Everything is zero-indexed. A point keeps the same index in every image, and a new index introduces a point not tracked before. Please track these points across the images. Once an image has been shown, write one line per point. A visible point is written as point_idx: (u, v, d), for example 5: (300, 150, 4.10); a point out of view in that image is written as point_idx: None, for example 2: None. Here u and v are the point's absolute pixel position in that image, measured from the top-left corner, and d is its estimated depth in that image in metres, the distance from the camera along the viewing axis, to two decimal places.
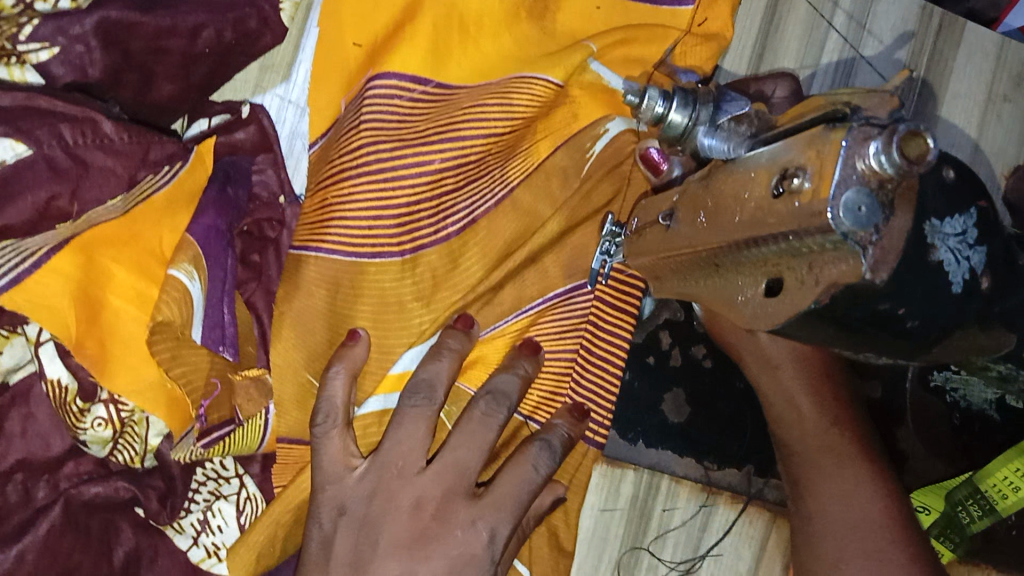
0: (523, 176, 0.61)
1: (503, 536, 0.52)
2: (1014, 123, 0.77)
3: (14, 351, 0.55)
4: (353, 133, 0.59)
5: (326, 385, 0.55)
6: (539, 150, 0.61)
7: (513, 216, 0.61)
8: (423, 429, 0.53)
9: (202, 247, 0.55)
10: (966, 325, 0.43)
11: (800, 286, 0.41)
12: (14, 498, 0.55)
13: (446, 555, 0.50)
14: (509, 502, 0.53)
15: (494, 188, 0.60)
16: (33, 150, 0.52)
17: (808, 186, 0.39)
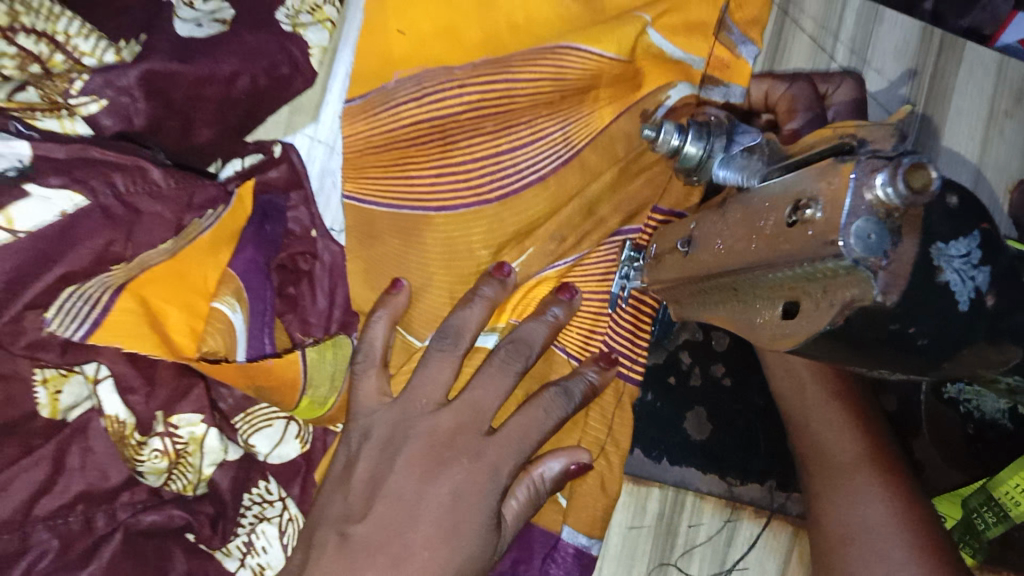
0: (585, 140, 0.67)
1: (509, 467, 0.56)
2: (1015, 138, 0.83)
3: (73, 390, 0.56)
4: (411, 101, 0.64)
5: (370, 327, 0.62)
6: (603, 116, 0.67)
7: (579, 172, 0.67)
8: (449, 370, 0.60)
9: (242, 280, 0.60)
10: (977, 340, 0.45)
11: (817, 303, 0.44)
12: (75, 527, 0.56)
13: (455, 476, 0.55)
14: (517, 442, 0.58)
15: (556, 148, 0.66)
16: (90, 201, 0.53)
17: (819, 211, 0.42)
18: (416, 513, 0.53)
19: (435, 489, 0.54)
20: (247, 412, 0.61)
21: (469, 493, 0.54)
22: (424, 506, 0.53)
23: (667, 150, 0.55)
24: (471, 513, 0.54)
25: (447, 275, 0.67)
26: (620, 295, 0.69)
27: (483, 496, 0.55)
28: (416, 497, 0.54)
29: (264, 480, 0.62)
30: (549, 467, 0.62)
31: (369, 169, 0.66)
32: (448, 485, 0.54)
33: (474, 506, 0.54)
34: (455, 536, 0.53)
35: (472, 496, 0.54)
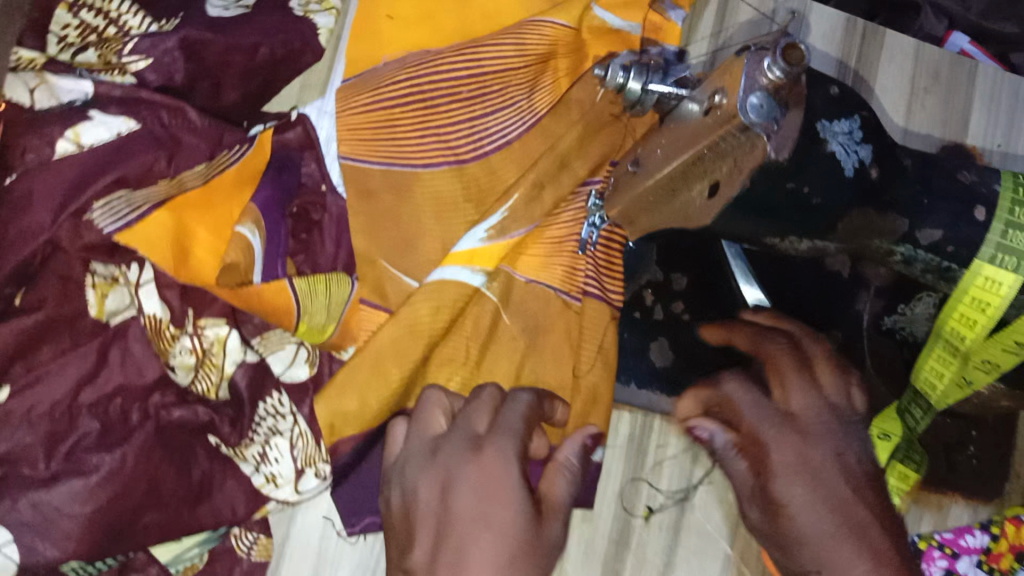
0: (549, 105, 0.78)
1: (516, 454, 0.56)
2: (937, 110, 0.90)
3: (118, 296, 0.68)
4: (397, 76, 0.76)
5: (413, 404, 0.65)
6: (560, 85, 0.79)
7: (541, 137, 0.77)
8: (439, 414, 0.62)
9: (261, 213, 0.69)
10: (861, 203, 0.55)
11: (731, 177, 0.54)
12: (113, 417, 0.67)
13: (469, 473, 0.54)
14: (510, 429, 0.57)
15: (523, 116, 0.77)
16: (140, 125, 0.69)
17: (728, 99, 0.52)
18: (452, 528, 0.52)
19: (474, 507, 0.52)
20: (263, 335, 0.73)
21: (492, 476, 0.54)
22: (457, 520, 0.52)
23: (614, 87, 0.63)
24: (504, 505, 0.52)
25: (434, 219, 0.76)
26: (588, 242, 0.77)
27: (504, 481, 0.54)
28: (450, 484, 0.54)
29: (278, 393, 0.71)
30: (569, 450, 0.61)
31: (365, 132, 0.76)
32: (470, 475, 0.54)
33: (507, 506, 0.52)
34: (491, 525, 0.51)
35: (497, 486, 0.53)
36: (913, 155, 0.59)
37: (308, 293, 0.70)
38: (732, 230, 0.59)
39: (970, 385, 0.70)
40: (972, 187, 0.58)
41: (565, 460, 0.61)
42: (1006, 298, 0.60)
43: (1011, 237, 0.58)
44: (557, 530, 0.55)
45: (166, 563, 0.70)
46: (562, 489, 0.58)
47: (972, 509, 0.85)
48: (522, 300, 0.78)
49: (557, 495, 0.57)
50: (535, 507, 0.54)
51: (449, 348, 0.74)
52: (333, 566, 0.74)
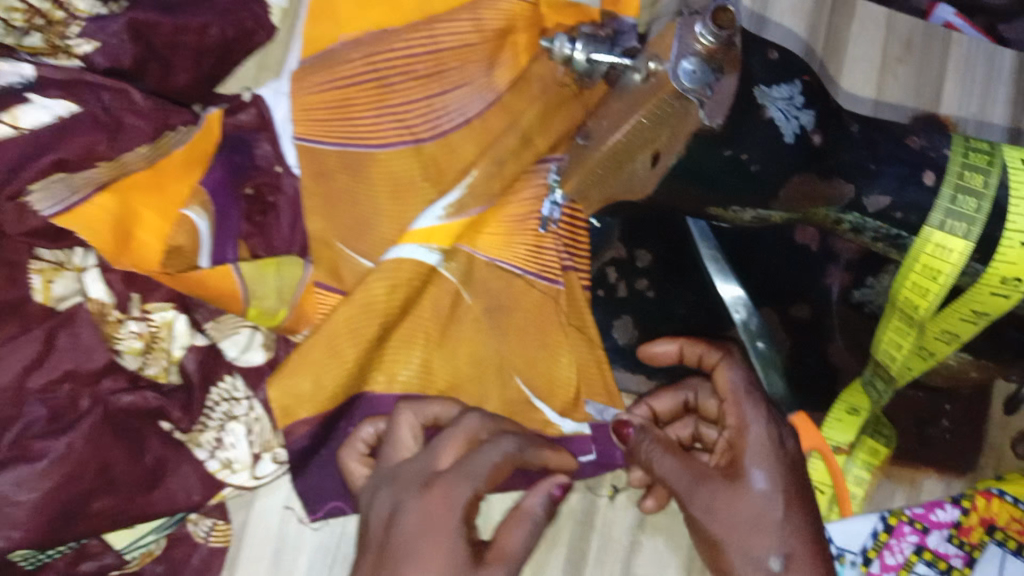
0: (510, 81, 0.75)
1: (464, 501, 0.56)
2: (909, 80, 0.87)
3: (65, 283, 0.68)
4: (354, 56, 0.75)
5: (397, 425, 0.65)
6: (521, 61, 0.75)
7: (501, 113, 0.75)
8: (410, 435, 0.64)
9: (210, 195, 0.71)
10: (804, 169, 0.54)
11: (669, 146, 0.53)
12: (64, 401, 0.67)
13: (413, 509, 0.56)
14: (469, 473, 0.58)
15: (482, 93, 0.75)
16: (81, 108, 0.68)
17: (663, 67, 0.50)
18: (388, 549, 0.55)
19: (413, 536, 0.55)
20: (217, 320, 0.72)
21: (435, 515, 0.55)
22: (397, 545, 0.55)
23: (561, 59, 0.63)
24: (443, 544, 0.54)
25: (391, 201, 0.75)
26: (550, 219, 0.75)
27: (447, 521, 0.55)
28: (401, 516, 0.56)
29: (231, 377, 0.72)
30: (535, 498, 0.61)
31: (318, 112, 0.75)
32: (415, 511, 0.56)
33: (440, 546, 0.54)
34: (424, 566, 0.53)
35: (439, 524, 0.55)
36: (864, 121, 0.58)
37: (256, 275, 0.71)
38: (677, 201, 0.59)
39: (933, 356, 0.69)
40: (922, 153, 0.57)
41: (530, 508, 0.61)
42: (958, 265, 0.59)
43: (960, 203, 0.56)
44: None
45: (121, 551, 0.69)
46: (518, 539, 0.58)
47: (944, 483, 0.84)
48: (485, 280, 0.75)
49: (510, 548, 0.57)
50: (474, 554, 0.55)
51: (407, 327, 0.74)
52: (293, 552, 0.74)
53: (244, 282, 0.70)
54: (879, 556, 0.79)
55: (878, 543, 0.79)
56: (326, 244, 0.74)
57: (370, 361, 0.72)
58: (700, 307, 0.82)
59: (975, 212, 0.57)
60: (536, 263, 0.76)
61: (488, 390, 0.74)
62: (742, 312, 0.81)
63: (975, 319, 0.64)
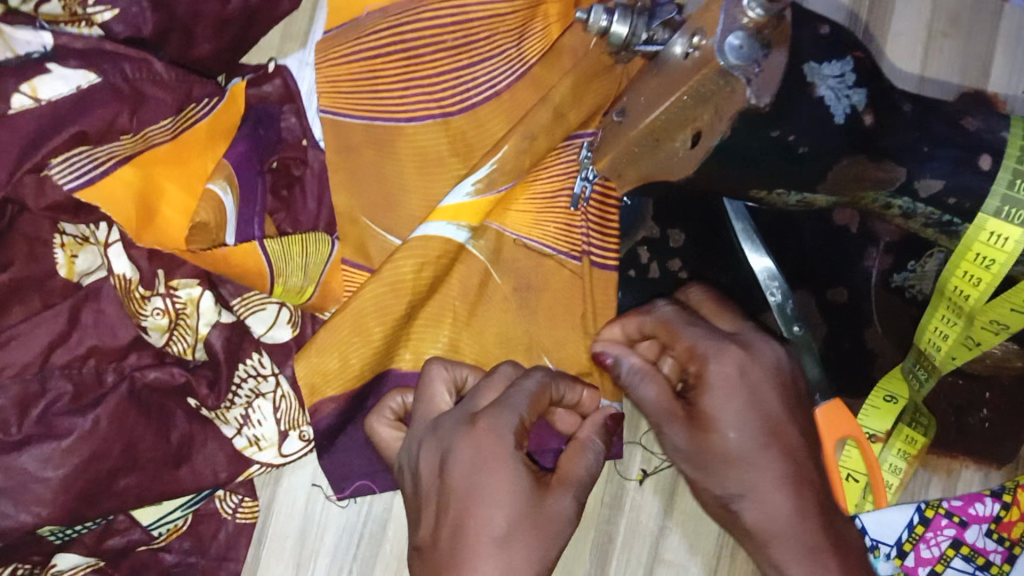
0: (540, 54, 0.72)
1: (512, 429, 0.52)
2: (955, 55, 0.83)
3: (87, 257, 0.69)
4: (379, 25, 0.72)
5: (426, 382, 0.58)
6: (552, 31, 0.72)
7: (532, 87, 0.72)
8: (443, 391, 0.58)
9: (235, 169, 0.68)
10: (854, 152, 0.51)
11: (711, 126, 0.51)
12: (88, 378, 0.67)
13: (464, 448, 0.51)
14: (510, 403, 0.53)
15: (512, 65, 0.72)
16: (101, 78, 0.65)
17: (709, 40, 0.47)
18: (450, 498, 0.50)
19: (469, 480, 0.50)
20: (243, 297, 0.71)
21: (491, 458, 0.50)
22: (454, 491, 0.50)
23: (597, 31, 0.58)
24: (501, 478, 0.50)
25: (419, 178, 0.73)
26: (580, 198, 0.72)
27: (501, 454, 0.50)
28: (453, 463, 0.51)
29: (258, 354, 0.71)
30: (591, 429, 0.59)
31: (344, 84, 0.73)
32: (466, 450, 0.50)
33: (502, 480, 0.50)
34: (489, 502, 0.49)
35: (493, 459, 0.50)
36: (917, 100, 0.55)
37: (281, 253, 0.69)
38: (718, 182, 0.57)
39: (980, 346, 0.67)
40: (978, 135, 0.54)
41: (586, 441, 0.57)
42: (1013, 253, 0.57)
43: (1017, 188, 0.54)
44: (569, 506, 0.51)
45: (148, 526, 0.70)
46: (583, 466, 0.55)
47: (982, 475, 0.82)
48: (514, 259, 0.73)
49: (576, 471, 0.54)
50: (537, 479, 0.51)
51: (434, 306, 0.72)
52: (319, 530, 0.74)
53: (269, 260, 0.68)
54: (915, 549, 0.77)
55: (914, 536, 0.78)
56: (350, 219, 0.72)
57: (394, 340, 0.71)
58: (734, 290, 0.79)
59: None
60: (566, 243, 0.74)
61: None
62: (777, 294, 0.75)
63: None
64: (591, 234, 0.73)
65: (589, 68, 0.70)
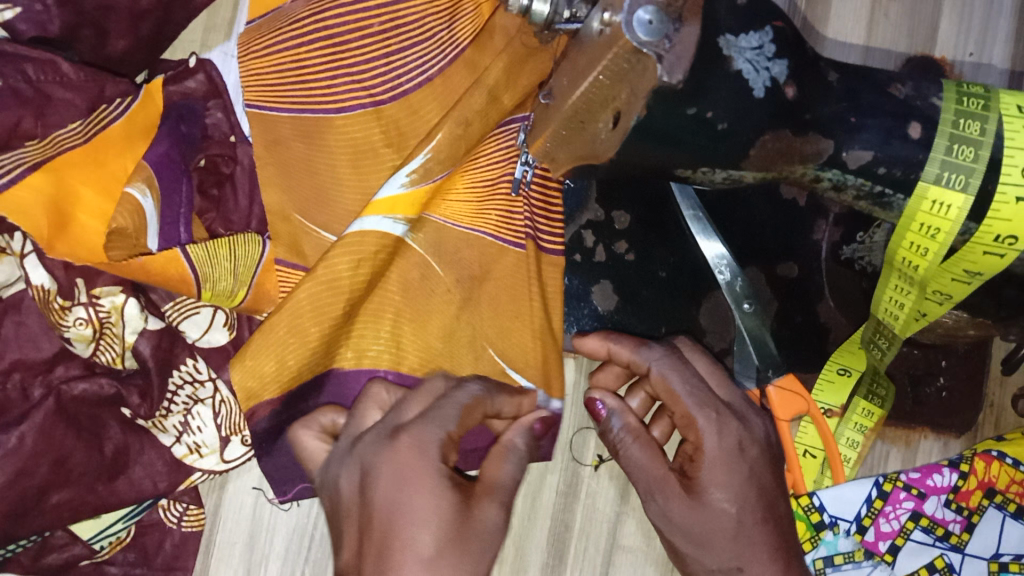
0: (472, 35, 0.70)
1: (436, 442, 0.54)
2: (902, 18, 0.81)
3: (4, 270, 0.67)
4: (304, 16, 0.70)
5: (360, 407, 0.60)
6: (483, 12, 0.70)
7: (465, 70, 0.70)
8: (376, 415, 0.60)
9: (155, 171, 0.66)
10: (775, 126, 0.50)
11: (629, 104, 0.49)
12: (13, 394, 0.66)
13: (385, 465, 0.53)
14: (437, 418, 0.56)
15: (443, 48, 0.70)
16: (1, 83, 0.64)
17: (616, 17, 0.45)
18: (372, 519, 0.51)
19: (391, 498, 0.51)
20: (175, 301, 0.69)
21: (413, 472, 0.52)
22: (376, 509, 0.52)
23: (517, 11, 0.56)
24: (422, 493, 0.51)
25: (353, 173, 0.71)
26: (521, 182, 0.70)
27: (426, 467, 0.53)
28: (374, 485, 0.52)
29: (192, 359, 0.69)
30: (514, 431, 0.60)
31: (269, 78, 0.70)
32: (388, 464, 0.53)
33: (424, 492, 0.51)
34: (416, 522, 0.50)
35: (416, 474, 0.52)
36: (844, 68, 0.53)
37: (206, 258, 0.67)
38: (642, 165, 0.55)
39: (925, 318, 0.63)
40: (907, 102, 0.53)
41: (510, 442, 0.60)
42: (956, 223, 0.54)
43: (956, 153, 0.52)
44: (494, 515, 0.54)
45: (88, 541, 0.68)
46: (507, 472, 0.57)
47: (941, 444, 0.81)
48: (456, 248, 0.71)
49: (498, 478, 0.56)
50: (462, 490, 0.53)
51: (373, 303, 0.69)
52: (268, 534, 0.73)
53: (194, 267, 0.66)
54: (875, 524, 0.77)
55: (873, 511, 0.77)
56: (283, 217, 0.70)
57: (334, 341, 0.68)
58: (682, 268, 0.79)
59: (973, 162, 0.52)
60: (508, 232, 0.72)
61: (463, 365, 0.71)
62: (727, 273, 0.75)
63: (967, 279, 0.58)
64: (535, 218, 0.74)
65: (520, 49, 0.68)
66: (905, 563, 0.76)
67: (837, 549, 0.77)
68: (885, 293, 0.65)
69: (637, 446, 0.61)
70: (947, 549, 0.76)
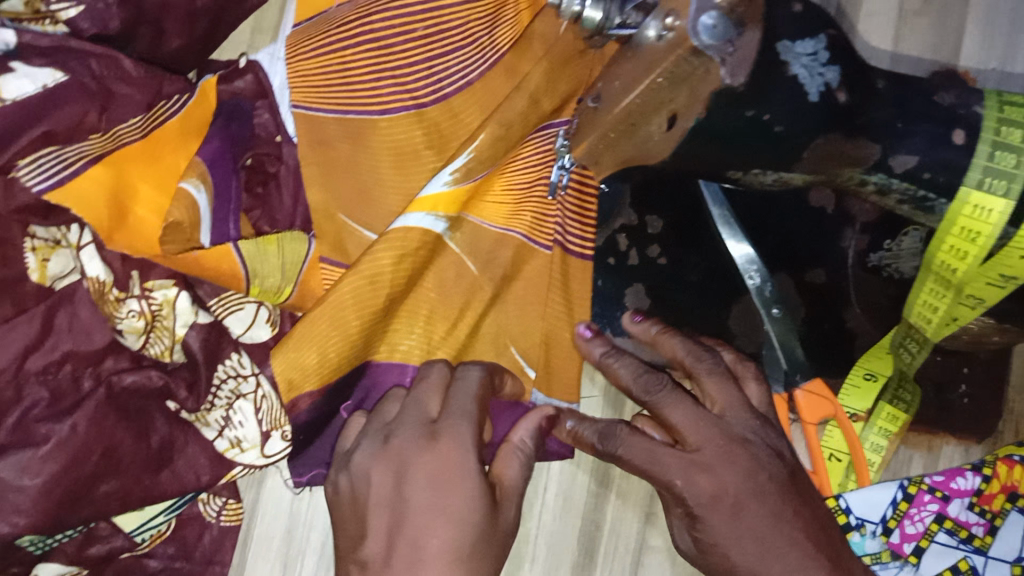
0: (512, 42, 0.72)
1: (474, 444, 0.56)
2: (927, 32, 0.83)
3: (60, 260, 0.68)
4: (349, 18, 0.71)
5: (387, 403, 0.62)
6: (523, 20, 0.72)
7: (504, 76, 0.72)
8: (396, 405, 0.62)
9: (208, 167, 0.68)
10: (828, 129, 0.51)
11: (689, 106, 0.51)
12: (65, 383, 0.67)
13: (422, 466, 0.55)
14: (465, 412, 0.57)
15: (484, 53, 0.71)
16: (68, 76, 0.66)
17: (682, 20, 0.47)
18: (408, 519, 0.53)
19: (428, 500, 0.53)
20: (220, 297, 0.71)
21: (444, 477, 0.54)
22: (414, 511, 0.53)
23: (570, 15, 0.58)
24: (462, 496, 0.53)
25: (396, 174, 0.72)
26: (558, 185, 0.71)
27: (461, 467, 0.54)
28: (399, 496, 0.54)
29: (237, 355, 0.70)
30: (524, 430, 0.61)
31: (314, 79, 0.71)
32: (425, 466, 0.55)
33: (458, 502, 0.53)
34: (442, 521, 0.52)
35: (448, 474, 0.54)
36: (889, 76, 0.55)
37: (256, 254, 0.68)
38: (692, 164, 0.57)
39: (957, 322, 0.65)
40: (951, 109, 0.55)
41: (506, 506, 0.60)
42: (997, 227, 0.55)
43: (998, 159, 0.54)
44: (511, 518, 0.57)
45: (131, 533, 0.69)
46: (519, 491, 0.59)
47: (962, 449, 0.83)
48: (492, 248, 0.73)
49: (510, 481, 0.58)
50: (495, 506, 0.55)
51: (409, 302, 0.71)
52: (305, 530, 0.74)
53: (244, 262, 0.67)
54: (900, 526, 0.78)
55: (898, 513, 0.78)
56: (328, 215, 0.71)
57: (373, 334, 0.69)
58: (713, 274, 0.80)
59: (1016, 167, 0.53)
60: (541, 233, 0.74)
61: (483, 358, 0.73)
62: (757, 276, 0.79)
63: (1001, 283, 0.60)
64: (567, 221, 0.75)
65: (560, 54, 0.69)
66: (929, 565, 0.78)
67: (864, 549, 0.79)
68: (917, 299, 0.68)
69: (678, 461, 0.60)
70: (970, 552, 0.77)
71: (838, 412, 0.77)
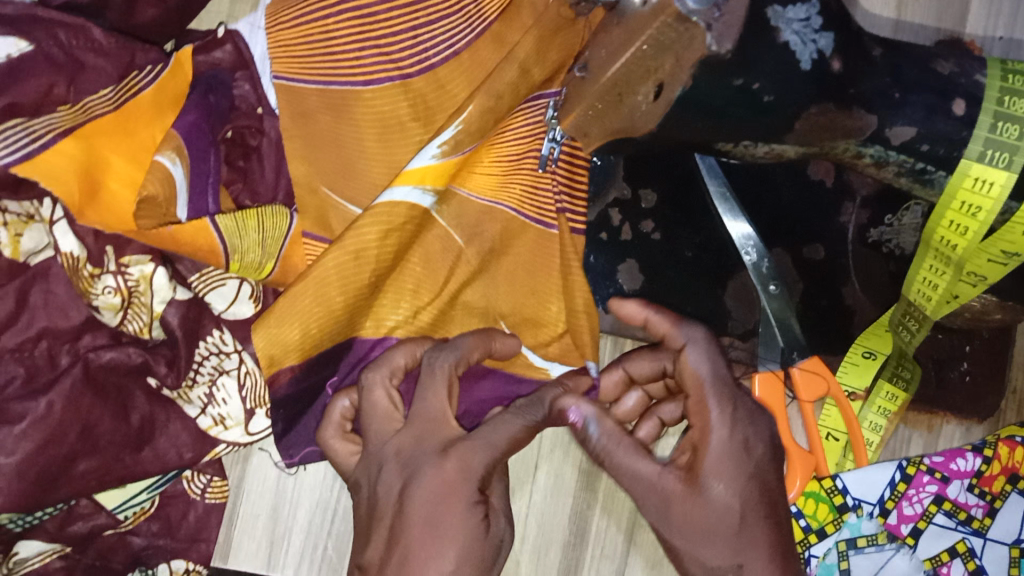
0: (499, 11, 0.69)
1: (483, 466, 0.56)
2: None
3: (33, 235, 0.67)
4: None
5: (370, 397, 0.60)
6: None
7: (493, 46, 0.69)
8: (388, 401, 0.60)
9: (185, 140, 0.66)
10: (820, 99, 0.49)
11: (675, 75, 0.48)
12: (41, 361, 0.67)
13: (429, 479, 0.55)
14: (489, 443, 0.57)
15: (472, 21, 0.69)
16: (33, 46, 0.65)
17: None
18: (408, 527, 0.54)
19: (428, 516, 0.54)
20: (202, 272, 0.70)
21: (445, 496, 0.55)
22: (411, 522, 0.54)
23: None
24: (456, 515, 0.54)
25: (381, 147, 0.70)
26: (549, 160, 0.70)
27: (461, 489, 0.55)
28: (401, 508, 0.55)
29: (218, 331, 0.69)
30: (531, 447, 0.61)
31: (296, 47, 0.69)
32: (433, 480, 0.55)
33: (457, 518, 0.54)
34: (442, 540, 0.53)
35: (450, 493, 0.55)
36: (885, 42, 0.52)
37: (235, 230, 0.66)
38: (677, 136, 0.55)
39: (957, 300, 0.63)
40: (950, 79, 0.53)
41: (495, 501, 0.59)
42: (998, 202, 0.54)
43: (1000, 131, 0.53)
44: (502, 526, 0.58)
45: (113, 510, 0.69)
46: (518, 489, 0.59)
47: (963, 428, 0.80)
48: (477, 221, 0.71)
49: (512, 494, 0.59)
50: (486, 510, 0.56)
51: (393, 278, 0.69)
52: (291, 507, 0.73)
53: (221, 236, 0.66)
54: (898, 506, 0.77)
55: (897, 494, 0.77)
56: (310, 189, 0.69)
57: (358, 311, 0.67)
58: (708, 249, 0.78)
59: (1018, 140, 0.52)
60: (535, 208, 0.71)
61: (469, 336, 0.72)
62: (753, 253, 0.76)
63: (1005, 259, 0.59)
64: (561, 194, 0.71)
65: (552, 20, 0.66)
66: (926, 547, 0.76)
67: (861, 531, 0.77)
68: (918, 275, 0.65)
69: (636, 448, 0.59)
70: (968, 533, 0.76)
71: (832, 391, 0.76)
